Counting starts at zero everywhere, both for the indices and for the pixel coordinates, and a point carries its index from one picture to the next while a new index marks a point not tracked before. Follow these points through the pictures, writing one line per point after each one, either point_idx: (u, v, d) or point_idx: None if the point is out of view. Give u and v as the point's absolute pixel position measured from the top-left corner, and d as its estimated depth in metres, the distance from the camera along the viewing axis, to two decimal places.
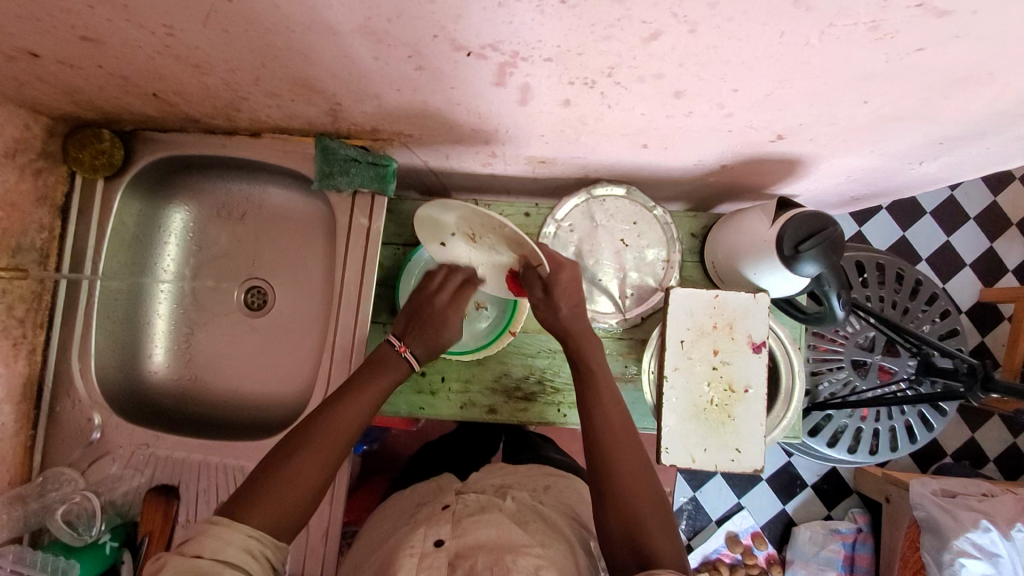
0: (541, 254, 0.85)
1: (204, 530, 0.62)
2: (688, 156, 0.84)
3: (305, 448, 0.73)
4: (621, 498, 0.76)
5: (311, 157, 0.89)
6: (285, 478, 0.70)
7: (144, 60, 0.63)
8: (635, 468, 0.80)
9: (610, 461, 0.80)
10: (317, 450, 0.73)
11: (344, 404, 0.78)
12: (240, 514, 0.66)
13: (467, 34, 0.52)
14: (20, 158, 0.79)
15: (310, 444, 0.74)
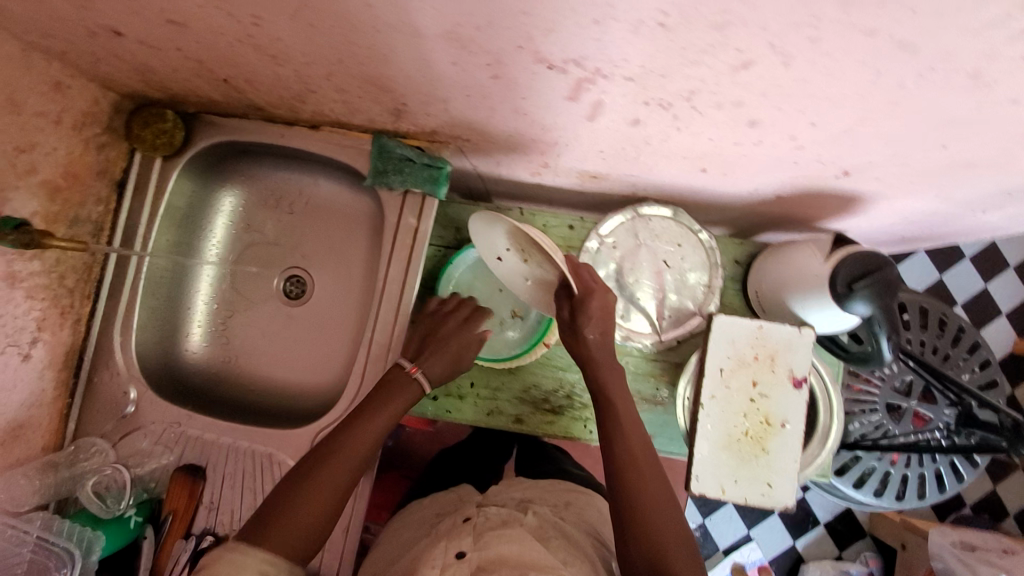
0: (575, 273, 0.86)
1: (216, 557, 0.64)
2: (744, 184, 0.84)
3: (318, 475, 0.74)
4: (653, 519, 0.77)
5: (366, 153, 0.89)
6: (291, 502, 0.71)
7: (224, 47, 0.64)
8: (659, 488, 0.80)
9: (641, 479, 0.80)
10: (326, 478, 0.74)
11: (361, 424, 0.79)
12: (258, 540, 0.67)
13: (553, 48, 0.52)
14: (85, 131, 0.81)
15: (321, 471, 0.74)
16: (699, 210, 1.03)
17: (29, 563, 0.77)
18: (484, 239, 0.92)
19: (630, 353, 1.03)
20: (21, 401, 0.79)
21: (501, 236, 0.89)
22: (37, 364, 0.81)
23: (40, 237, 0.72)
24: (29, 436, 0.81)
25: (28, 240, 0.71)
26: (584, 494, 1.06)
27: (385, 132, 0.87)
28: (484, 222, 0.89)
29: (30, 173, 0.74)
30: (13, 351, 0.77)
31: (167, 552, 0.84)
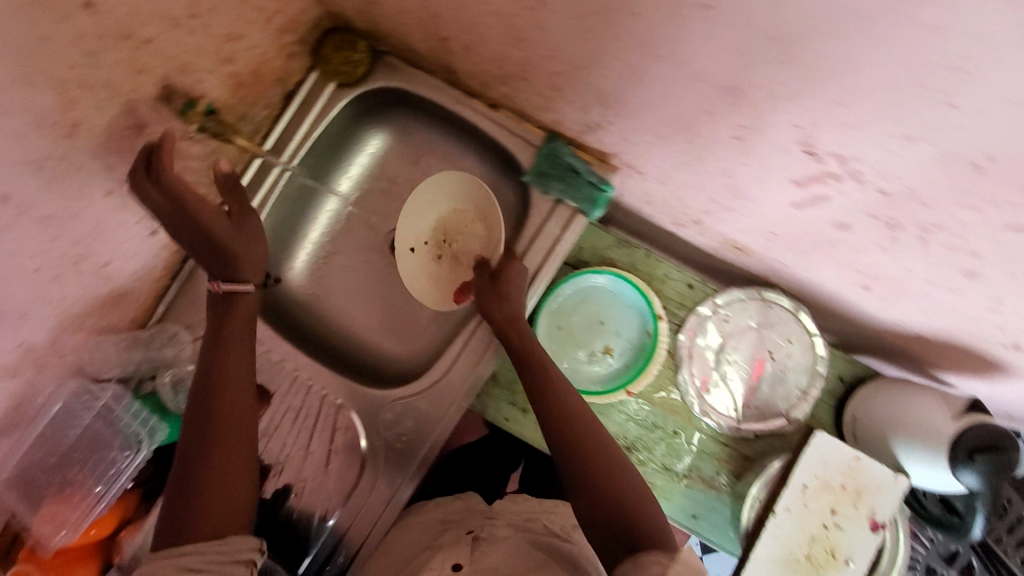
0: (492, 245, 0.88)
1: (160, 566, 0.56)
2: (896, 314, 0.80)
3: (219, 442, 0.64)
4: (636, 494, 0.64)
5: (532, 149, 0.87)
6: (210, 478, 0.62)
7: (472, 14, 0.62)
8: (600, 445, 0.68)
9: (600, 449, 0.68)
10: (231, 437, 0.65)
11: (223, 377, 0.69)
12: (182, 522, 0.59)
13: (829, 140, 0.50)
14: (284, 36, 0.81)
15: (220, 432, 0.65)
16: (823, 314, 0.99)
17: (85, 429, 0.77)
18: (412, 215, 0.90)
19: (703, 428, 0.99)
20: (135, 272, 0.79)
21: (424, 224, 0.91)
22: (158, 242, 0.80)
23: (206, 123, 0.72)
24: (126, 307, 0.81)
25: (214, 130, 0.75)
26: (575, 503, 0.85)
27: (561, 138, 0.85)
28: (430, 193, 0.90)
29: (227, 61, 0.74)
30: (146, 223, 0.76)
31: None
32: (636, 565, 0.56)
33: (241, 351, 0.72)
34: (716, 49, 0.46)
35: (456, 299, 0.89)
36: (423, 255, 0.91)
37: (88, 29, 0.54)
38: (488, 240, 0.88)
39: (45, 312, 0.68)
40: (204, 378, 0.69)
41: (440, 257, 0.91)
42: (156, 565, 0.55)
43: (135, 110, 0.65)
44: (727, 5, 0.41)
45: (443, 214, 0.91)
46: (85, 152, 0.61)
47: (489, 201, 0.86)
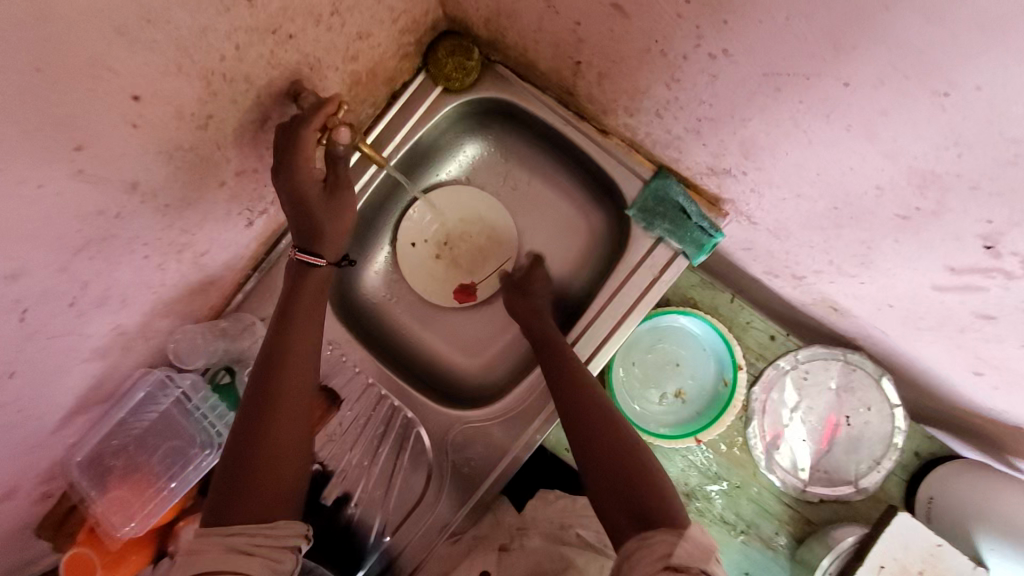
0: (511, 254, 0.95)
1: (205, 548, 0.52)
2: (1002, 404, 0.77)
3: (273, 421, 0.59)
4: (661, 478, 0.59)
5: (640, 182, 0.84)
6: (263, 457, 0.57)
7: (629, 48, 0.59)
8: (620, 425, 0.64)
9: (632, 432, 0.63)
10: (285, 415, 0.60)
11: (285, 350, 0.63)
12: (227, 510, 0.54)
13: (1022, 242, 0.46)
14: (405, 37, 0.77)
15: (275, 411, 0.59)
16: (907, 384, 0.95)
17: (160, 416, 0.75)
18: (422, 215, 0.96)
19: (765, 483, 0.97)
20: (226, 261, 0.77)
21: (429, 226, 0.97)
22: (252, 233, 0.78)
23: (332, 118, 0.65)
24: (210, 295, 0.79)
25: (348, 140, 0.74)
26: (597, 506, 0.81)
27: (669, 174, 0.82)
28: (439, 200, 0.96)
29: (351, 59, 0.70)
30: (246, 215, 0.73)
31: None
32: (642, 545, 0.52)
33: (305, 326, 0.66)
34: (929, 135, 0.43)
35: (460, 298, 0.95)
36: (422, 251, 0.96)
37: (243, 22, 0.52)
38: (483, 261, 0.96)
39: (143, 296, 0.66)
40: (267, 347, 0.64)
41: (439, 256, 0.96)
42: (200, 546, 0.52)
43: (262, 104, 0.62)
44: (972, 99, 0.37)
45: (453, 223, 0.96)
46: (213, 144, 0.59)
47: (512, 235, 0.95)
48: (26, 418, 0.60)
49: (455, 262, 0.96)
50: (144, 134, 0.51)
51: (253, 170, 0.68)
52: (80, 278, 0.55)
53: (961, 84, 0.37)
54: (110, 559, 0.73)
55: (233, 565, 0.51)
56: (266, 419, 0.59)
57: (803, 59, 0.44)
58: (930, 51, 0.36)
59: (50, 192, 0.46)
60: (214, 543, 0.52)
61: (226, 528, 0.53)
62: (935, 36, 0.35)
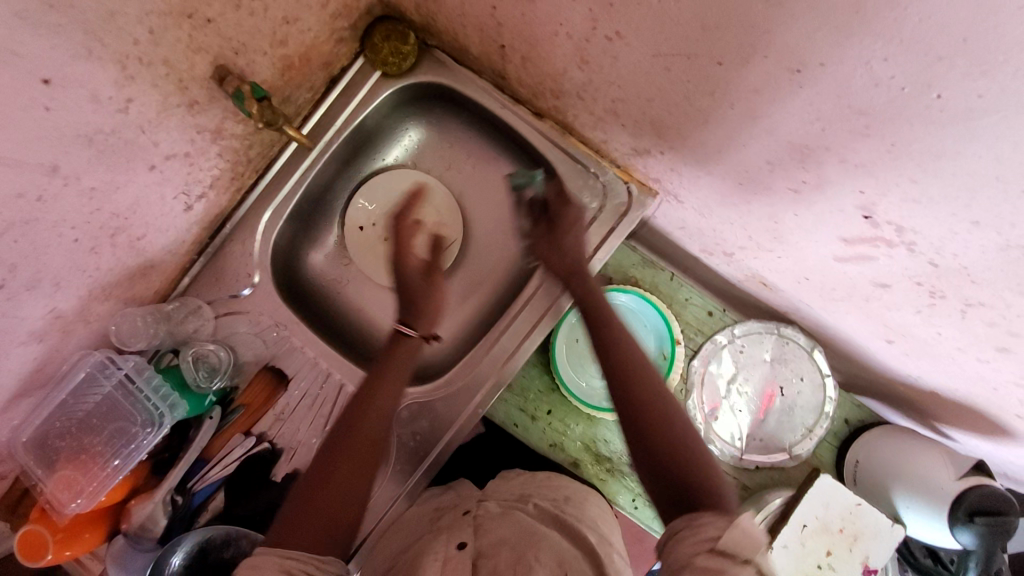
0: (456, 236, 0.97)
1: (262, 561, 0.52)
2: (914, 369, 0.81)
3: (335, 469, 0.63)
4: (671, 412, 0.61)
5: (574, 163, 0.87)
6: (321, 495, 0.60)
7: (542, 31, 0.61)
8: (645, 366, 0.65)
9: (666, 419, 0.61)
10: (348, 468, 0.63)
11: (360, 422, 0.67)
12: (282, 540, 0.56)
13: (890, 210, 0.50)
14: (337, 21, 0.78)
15: (340, 463, 0.63)
16: (835, 355, 1.00)
17: (104, 397, 0.76)
18: (368, 200, 0.98)
19: None
20: (165, 245, 0.78)
21: (374, 210, 0.98)
22: (191, 218, 0.79)
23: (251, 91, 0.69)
24: (152, 279, 0.80)
25: (268, 118, 0.72)
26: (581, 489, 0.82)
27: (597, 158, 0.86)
28: (383, 184, 0.98)
29: (281, 44, 0.71)
30: (182, 199, 0.75)
31: (223, 441, 0.83)
32: (690, 526, 0.50)
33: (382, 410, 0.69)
34: (796, 110, 0.46)
35: None
36: (369, 234, 0.98)
37: (155, 6, 0.53)
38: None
39: (78, 279, 0.68)
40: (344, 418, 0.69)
41: (387, 239, 0.98)
42: (253, 560, 0.52)
43: (187, 88, 0.63)
44: (820, 74, 0.40)
45: (400, 207, 0.98)
46: (135, 127, 0.61)
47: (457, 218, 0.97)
48: None
49: (403, 245, 0.98)
50: (59, 118, 0.52)
51: (184, 153, 0.70)
52: (6, 261, 0.56)
53: (808, 62, 0.40)
54: (63, 535, 0.73)
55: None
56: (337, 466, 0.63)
57: (685, 40, 0.47)
58: (776, 30, 0.39)
59: None
60: (270, 560, 0.52)
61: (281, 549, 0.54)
62: (778, 15, 0.38)
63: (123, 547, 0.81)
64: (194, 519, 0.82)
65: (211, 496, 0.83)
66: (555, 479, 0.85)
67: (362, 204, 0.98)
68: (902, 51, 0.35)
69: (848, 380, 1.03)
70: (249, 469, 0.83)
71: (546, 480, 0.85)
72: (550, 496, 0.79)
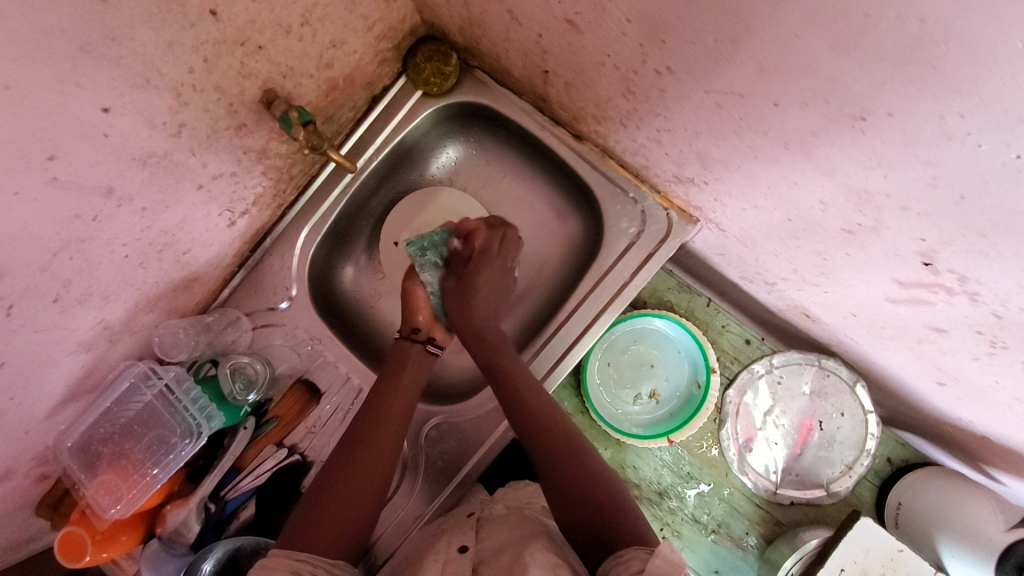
0: None
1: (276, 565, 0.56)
2: (964, 412, 0.77)
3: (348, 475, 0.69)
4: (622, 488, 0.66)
5: (613, 188, 0.86)
6: (339, 500, 0.66)
7: (586, 60, 0.61)
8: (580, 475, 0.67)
9: (614, 484, 0.66)
10: (358, 472, 0.69)
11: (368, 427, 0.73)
12: (291, 545, 0.61)
13: (954, 260, 0.48)
14: (382, 43, 0.79)
15: (351, 467, 0.69)
16: (879, 391, 0.96)
17: (146, 404, 0.78)
18: (403, 215, 0.98)
19: (738, 485, 0.98)
20: (208, 259, 0.80)
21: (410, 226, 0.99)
22: (234, 232, 0.81)
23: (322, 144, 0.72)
24: (195, 291, 0.82)
25: (314, 143, 0.71)
26: None
27: (637, 182, 0.84)
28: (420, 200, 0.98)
29: (326, 67, 0.72)
30: (226, 215, 0.76)
31: (256, 451, 0.85)
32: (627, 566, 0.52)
33: (388, 419, 0.74)
34: (857, 156, 0.44)
35: None
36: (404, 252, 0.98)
37: (210, 36, 0.55)
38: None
39: (126, 293, 0.70)
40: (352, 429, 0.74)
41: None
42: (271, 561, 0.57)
43: (237, 112, 0.65)
44: (887, 123, 0.38)
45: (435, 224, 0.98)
46: (186, 150, 0.62)
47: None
48: (14, 406, 0.64)
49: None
50: (115, 143, 0.54)
51: (231, 173, 0.71)
52: (61, 277, 0.58)
53: (874, 111, 0.39)
54: (101, 537, 0.75)
55: None
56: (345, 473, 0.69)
57: (742, 81, 0.45)
58: (841, 77, 0.38)
59: (26, 199, 0.48)
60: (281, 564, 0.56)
61: (293, 554, 0.59)
62: (844, 65, 0.36)
63: (156, 552, 0.81)
64: (226, 527, 0.83)
65: (243, 504, 0.84)
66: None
67: (396, 219, 0.98)
68: (979, 108, 0.33)
69: (892, 417, 0.99)
70: (279, 481, 0.85)
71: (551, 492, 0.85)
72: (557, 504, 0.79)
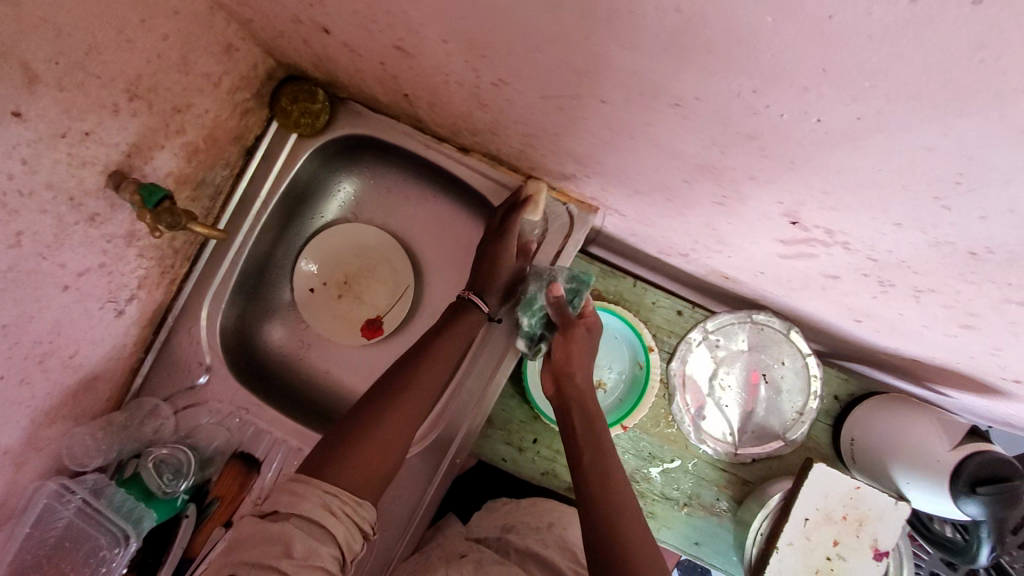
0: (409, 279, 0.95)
1: (306, 492, 0.58)
2: (890, 342, 0.79)
3: (381, 420, 0.68)
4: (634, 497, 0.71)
5: (509, 193, 0.84)
6: (372, 445, 0.66)
7: (433, 81, 0.59)
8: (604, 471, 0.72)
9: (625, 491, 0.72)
10: (392, 427, 0.68)
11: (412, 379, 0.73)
12: (330, 471, 0.62)
13: (815, 217, 0.48)
14: (237, 95, 0.75)
15: (388, 415, 0.69)
16: (812, 333, 0.97)
17: (68, 523, 0.72)
18: (310, 260, 0.95)
19: (700, 453, 0.99)
20: (104, 355, 0.76)
21: (320, 269, 0.96)
22: (127, 321, 0.77)
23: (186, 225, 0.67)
24: (100, 390, 0.78)
25: (169, 223, 0.66)
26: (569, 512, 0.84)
27: (529, 189, 0.82)
28: (325, 241, 0.95)
29: (177, 134, 0.69)
30: (111, 306, 0.73)
31: (203, 538, 0.80)
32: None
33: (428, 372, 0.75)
34: (692, 137, 0.43)
35: (366, 335, 0.95)
36: (323, 296, 0.95)
37: (23, 138, 0.51)
38: (384, 294, 0.95)
39: (13, 415, 0.65)
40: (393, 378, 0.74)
41: (340, 296, 0.96)
42: (305, 489, 0.58)
43: (83, 203, 0.61)
44: (699, 107, 0.38)
45: (350, 261, 0.96)
46: (35, 256, 0.58)
47: (405, 264, 0.95)
48: None
49: (357, 301, 0.96)
50: None
51: (100, 265, 0.67)
52: None
53: (684, 97, 0.38)
54: None
55: (315, 514, 0.56)
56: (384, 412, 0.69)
57: (566, 83, 0.44)
58: (642, 70, 0.37)
59: None
60: (314, 494, 0.58)
61: (326, 483, 0.60)
62: (640, 59, 0.35)
63: None
64: None
65: None
66: (538, 503, 0.87)
67: (303, 265, 0.95)
68: (768, 84, 0.32)
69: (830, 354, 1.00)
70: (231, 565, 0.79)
71: (528, 505, 0.87)
72: (532, 525, 0.82)
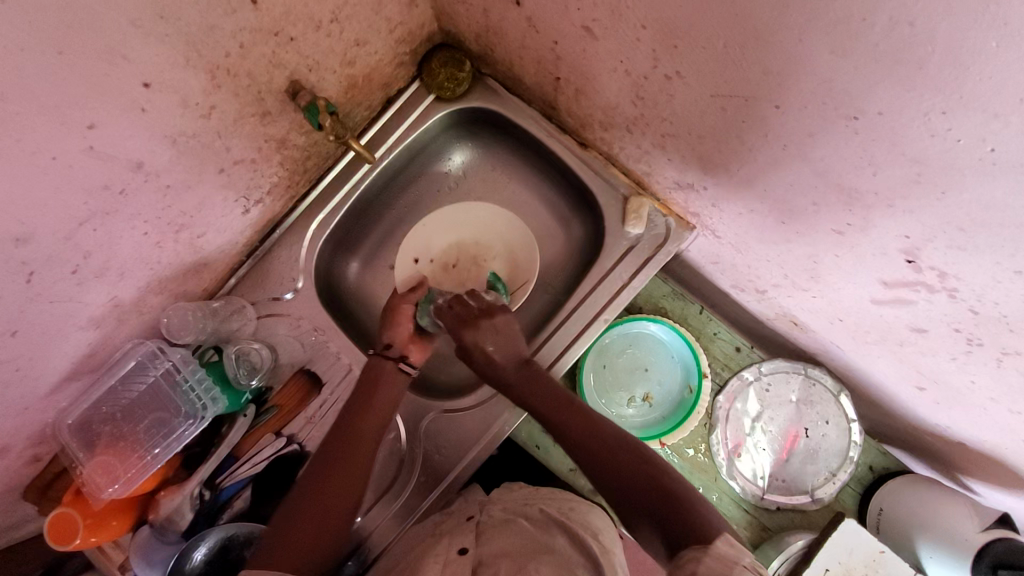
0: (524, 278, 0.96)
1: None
2: (945, 421, 0.81)
3: (326, 480, 0.68)
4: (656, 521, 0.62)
5: (614, 194, 0.89)
6: (321, 505, 0.65)
7: (599, 67, 0.65)
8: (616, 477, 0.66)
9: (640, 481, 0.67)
10: (335, 480, 0.68)
11: (360, 427, 0.73)
12: (266, 557, 0.59)
13: (931, 256, 0.52)
14: (402, 46, 0.83)
15: (332, 469, 0.69)
16: (861, 402, 0.99)
17: (148, 386, 0.79)
18: (429, 230, 0.99)
19: (726, 490, 1.00)
20: (220, 246, 0.81)
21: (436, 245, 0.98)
22: (247, 221, 0.83)
23: (349, 142, 0.80)
24: (204, 276, 0.84)
25: (339, 132, 0.76)
26: (586, 505, 0.73)
27: (631, 203, 0.88)
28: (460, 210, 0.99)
29: (349, 64, 0.76)
30: (242, 202, 0.78)
31: (254, 440, 0.84)
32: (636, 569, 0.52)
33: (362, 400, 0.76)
34: (848, 154, 0.48)
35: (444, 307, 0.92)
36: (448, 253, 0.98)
37: (248, 23, 0.58)
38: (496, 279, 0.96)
39: (140, 271, 0.70)
40: (336, 434, 0.73)
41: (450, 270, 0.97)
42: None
43: (263, 99, 0.68)
44: (877, 122, 0.43)
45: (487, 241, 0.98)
46: (213, 132, 0.65)
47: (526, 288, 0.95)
48: (19, 377, 0.64)
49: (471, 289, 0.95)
50: (152, 119, 0.56)
51: (251, 160, 0.74)
52: (82, 248, 0.59)
53: (866, 110, 0.43)
54: (93, 521, 0.74)
55: None
56: (322, 475, 0.68)
57: (746, 84, 0.50)
58: (838, 78, 0.42)
59: (62, 164, 0.51)
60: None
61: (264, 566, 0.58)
62: (840, 67, 0.41)
63: (146, 539, 0.80)
64: (218, 515, 0.82)
65: (237, 494, 0.83)
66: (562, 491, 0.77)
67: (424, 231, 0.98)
68: (959, 107, 0.37)
69: (874, 427, 1.02)
70: (276, 469, 0.84)
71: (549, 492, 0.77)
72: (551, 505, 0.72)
